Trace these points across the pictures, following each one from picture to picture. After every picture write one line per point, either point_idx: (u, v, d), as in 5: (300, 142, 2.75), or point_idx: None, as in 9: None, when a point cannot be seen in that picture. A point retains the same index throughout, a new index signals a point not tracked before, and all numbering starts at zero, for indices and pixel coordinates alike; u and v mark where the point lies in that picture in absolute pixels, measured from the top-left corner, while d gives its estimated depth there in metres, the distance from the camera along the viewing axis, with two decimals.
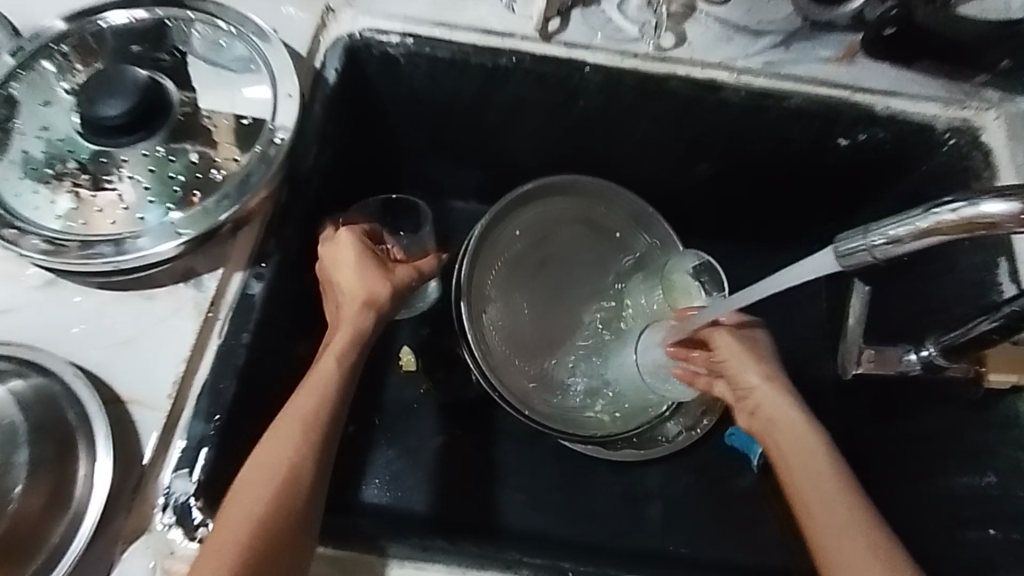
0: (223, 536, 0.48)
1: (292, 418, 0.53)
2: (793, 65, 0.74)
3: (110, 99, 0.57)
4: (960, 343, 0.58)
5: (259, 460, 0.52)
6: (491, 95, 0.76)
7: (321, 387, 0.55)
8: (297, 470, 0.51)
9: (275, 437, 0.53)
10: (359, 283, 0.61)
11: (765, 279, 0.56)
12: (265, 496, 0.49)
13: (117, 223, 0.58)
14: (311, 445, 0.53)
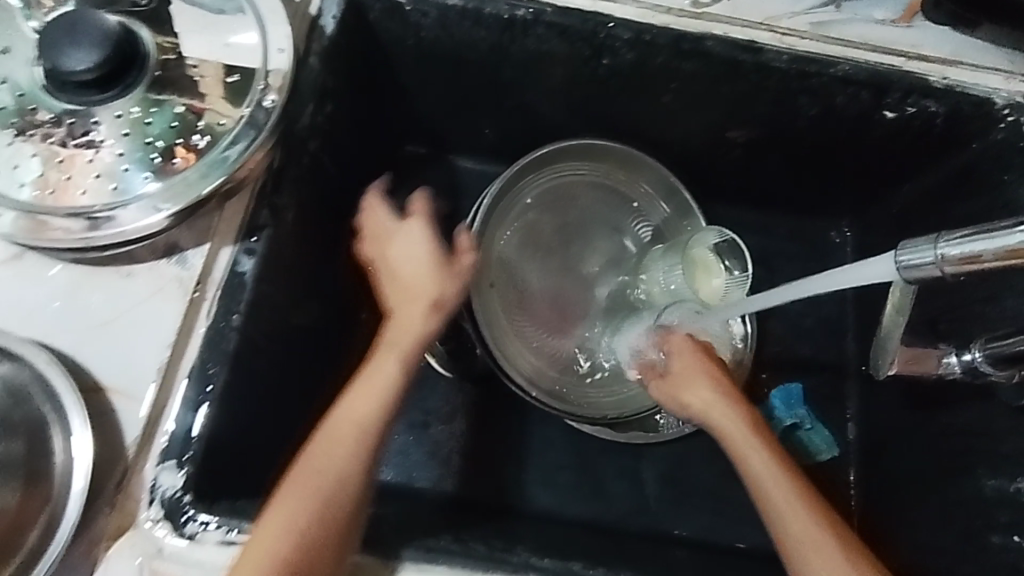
0: (264, 553, 0.46)
1: (350, 423, 0.53)
2: (845, 26, 0.67)
3: (75, 50, 0.50)
4: (1009, 352, 0.52)
5: (309, 468, 0.50)
6: (507, 49, 0.69)
7: (381, 387, 0.55)
8: (344, 481, 0.50)
9: (329, 442, 0.52)
10: (430, 280, 0.59)
11: (839, 272, 0.47)
12: (309, 508, 0.48)
13: (87, 193, 0.52)
14: (364, 453, 0.52)
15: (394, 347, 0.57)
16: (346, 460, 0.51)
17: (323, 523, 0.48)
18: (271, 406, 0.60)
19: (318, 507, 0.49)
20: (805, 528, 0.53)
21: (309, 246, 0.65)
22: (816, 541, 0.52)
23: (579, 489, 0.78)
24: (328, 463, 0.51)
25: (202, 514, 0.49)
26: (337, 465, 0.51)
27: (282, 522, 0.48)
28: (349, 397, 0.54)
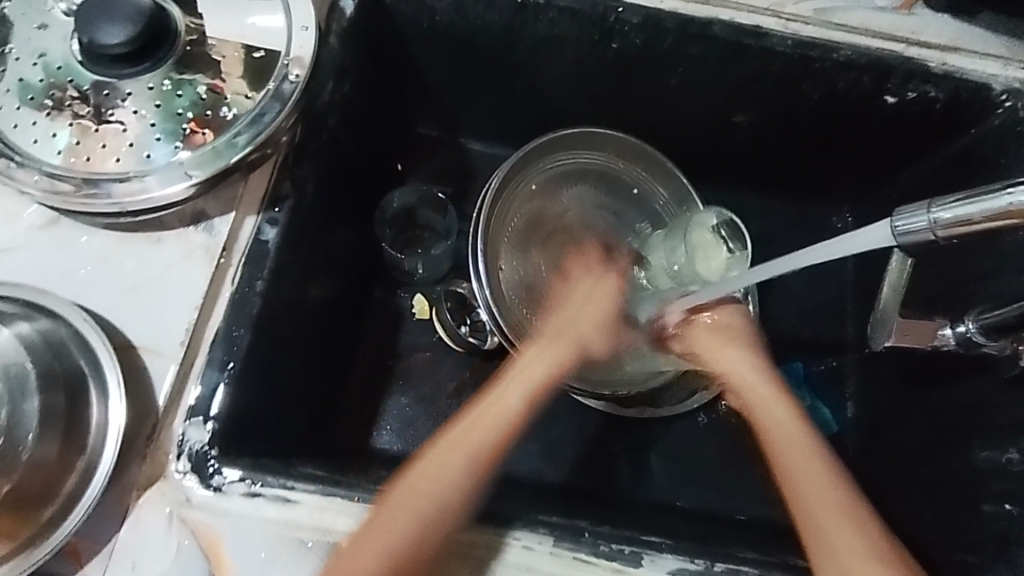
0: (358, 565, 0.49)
1: (463, 447, 0.57)
2: (847, 12, 0.69)
3: (110, 26, 0.53)
4: (999, 322, 0.54)
5: (414, 491, 0.53)
6: (519, 32, 0.71)
7: (497, 418, 0.60)
8: (450, 500, 0.53)
9: (442, 460, 0.56)
10: (590, 324, 0.71)
11: (842, 238, 0.49)
12: (418, 521, 0.51)
13: (121, 160, 0.54)
14: (472, 478, 0.55)
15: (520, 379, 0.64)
16: (453, 488, 0.54)
17: (424, 541, 0.50)
18: (287, 372, 0.63)
19: (427, 520, 0.51)
20: (820, 495, 0.57)
21: (326, 220, 0.68)
22: (829, 508, 0.56)
23: (586, 461, 0.80)
24: (434, 487, 0.54)
25: (227, 468, 0.52)
26: (442, 483, 0.54)
27: (382, 536, 0.50)
28: (470, 427, 0.59)
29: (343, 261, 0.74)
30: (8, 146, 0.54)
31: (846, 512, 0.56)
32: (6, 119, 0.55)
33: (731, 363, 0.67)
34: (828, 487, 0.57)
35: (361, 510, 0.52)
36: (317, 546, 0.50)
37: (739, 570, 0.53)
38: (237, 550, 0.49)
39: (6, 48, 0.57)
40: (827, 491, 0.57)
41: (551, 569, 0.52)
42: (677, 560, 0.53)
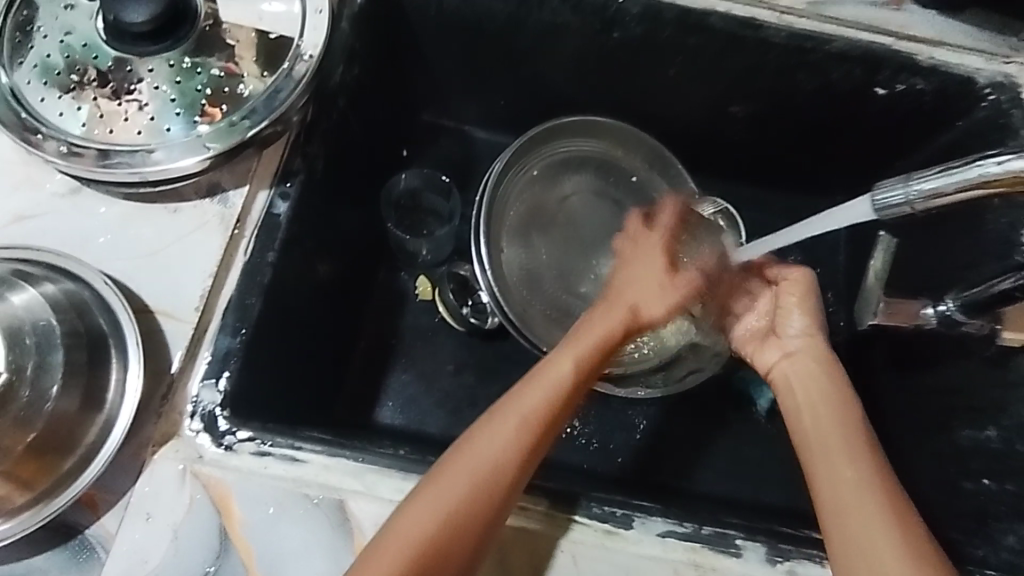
0: (405, 526, 0.49)
1: (517, 412, 0.55)
2: (841, 6, 0.71)
3: (137, 5, 0.56)
4: (980, 298, 0.57)
5: (465, 455, 0.53)
6: (524, 21, 0.74)
7: (552, 389, 0.57)
8: (497, 470, 0.52)
9: (495, 429, 0.54)
10: (643, 295, 0.62)
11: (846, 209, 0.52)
12: (463, 485, 0.51)
13: (142, 132, 0.57)
14: (524, 447, 0.53)
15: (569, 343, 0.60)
16: (501, 456, 0.53)
17: (472, 507, 0.50)
18: (294, 344, 0.65)
19: (474, 483, 0.51)
20: (844, 473, 0.54)
21: (332, 197, 0.70)
22: (852, 486, 0.53)
23: (582, 440, 0.80)
24: (484, 452, 0.53)
25: (238, 429, 0.54)
26: (491, 450, 0.53)
27: (432, 499, 0.50)
28: (523, 391, 0.56)
29: (349, 240, 0.76)
30: (34, 118, 0.57)
31: (871, 488, 0.52)
32: (31, 93, 0.58)
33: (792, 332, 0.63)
34: (846, 464, 0.54)
35: (364, 470, 0.54)
36: (323, 503, 0.52)
37: (726, 534, 0.55)
38: (246, 504, 0.51)
39: (33, 26, 0.60)
40: (849, 470, 0.54)
41: (544, 530, 0.54)
42: (667, 523, 0.55)
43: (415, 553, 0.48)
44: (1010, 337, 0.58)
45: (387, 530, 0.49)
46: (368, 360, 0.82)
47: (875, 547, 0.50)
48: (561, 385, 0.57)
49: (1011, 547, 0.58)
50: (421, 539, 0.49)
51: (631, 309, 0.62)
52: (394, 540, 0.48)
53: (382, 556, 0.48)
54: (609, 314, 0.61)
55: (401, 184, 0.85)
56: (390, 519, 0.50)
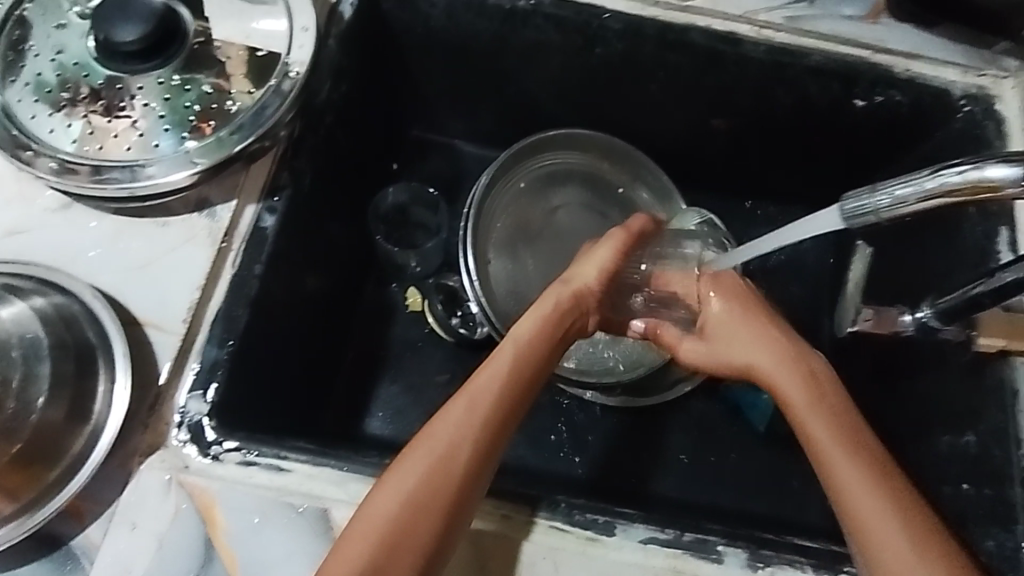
0: (372, 511, 0.49)
1: (474, 397, 0.55)
2: (818, 20, 0.73)
3: (126, 24, 0.58)
4: (954, 305, 0.59)
5: (423, 440, 0.53)
6: (509, 38, 0.75)
7: (507, 373, 0.57)
8: (455, 450, 0.52)
9: (449, 410, 0.54)
10: (594, 272, 0.65)
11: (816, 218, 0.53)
12: (422, 467, 0.51)
13: (132, 148, 0.58)
14: (482, 430, 0.54)
15: (523, 328, 0.60)
16: (459, 436, 0.53)
17: (434, 489, 0.50)
18: (282, 355, 0.66)
19: (434, 465, 0.51)
20: (851, 470, 0.52)
21: (319, 209, 0.71)
22: (860, 483, 0.51)
23: (568, 449, 0.81)
24: (442, 433, 0.53)
25: (225, 439, 0.55)
26: (447, 435, 0.53)
27: (395, 482, 0.50)
28: (477, 377, 0.57)
29: (337, 252, 0.77)
30: (26, 135, 0.58)
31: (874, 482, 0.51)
32: (24, 111, 0.59)
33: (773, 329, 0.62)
34: (851, 460, 0.52)
35: (348, 479, 0.55)
36: (307, 511, 0.53)
37: (707, 541, 0.56)
38: (232, 513, 0.52)
39: (27, 45, 0.61)
40: (856, 467, 0.52)
41: (525, 537, 0.54)
42: (647, 529, 0.56)
43: (379, 538, 0.48)
44: (984, 344, 0.60)
45: (357, 515, 0.50)
46: (356, 371, 0.82)
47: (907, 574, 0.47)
48: (513, 370, 0.57)
49: (990, 551, 0.57)
50: (383, 520, 0.49)
51: (581, 291, 0.64)
52: (362, 523, 0.49)
53: (349, 540, 0.49)
54: (558, 298, 0.63)
55: (389, 199, 0.85)
56: (362, 503, 0.51)
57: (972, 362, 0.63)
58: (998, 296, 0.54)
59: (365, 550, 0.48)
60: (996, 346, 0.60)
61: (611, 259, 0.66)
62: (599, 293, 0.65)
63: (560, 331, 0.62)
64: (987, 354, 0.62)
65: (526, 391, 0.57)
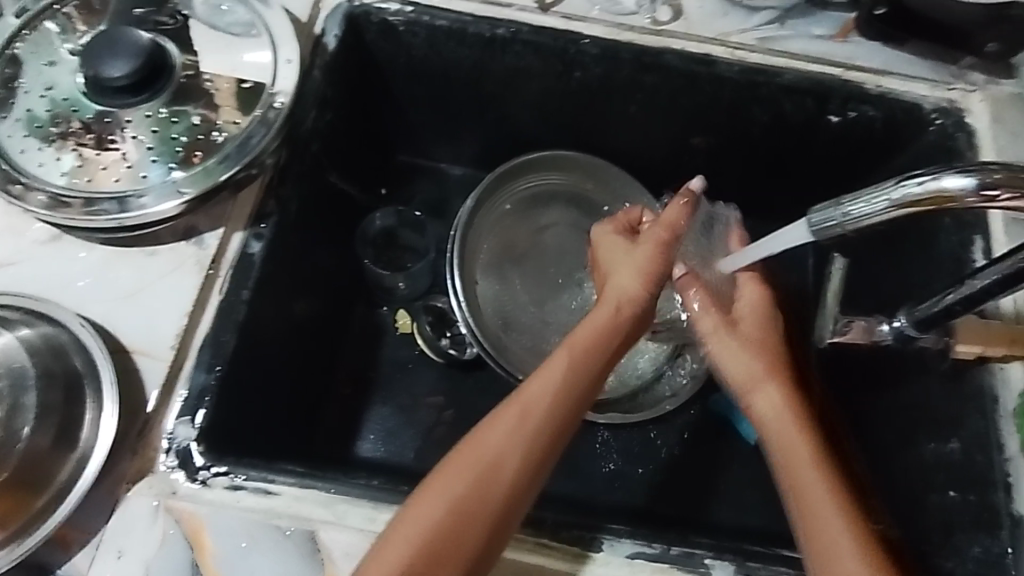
0: (415, 513, 0.50)
1: (521, 411, 0.55)
2: (788, 41, 0.75)
3: (113, 61, 0.59)
4: (929, 314, 0.58)
5: (468, 450, 0.53)
6: (490, 64, 0.77)
7: (558, 386, 0.56)
8: (500, 463, 0.53)
9: (496, 419, 0.55)
10: (637, 278, 0.62)
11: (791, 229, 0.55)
12: (464, 480, 0.52)
13: (121, 180, 0.60)
14: (529, 445, 0.54)
15: (568, 343, 0.59)
16: (506, 449, 0.53)
17: (479, 502, 0.51)
18: (270, 377, 0.66)
19: (477, 479, 0.52)
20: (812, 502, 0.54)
21: (306, 235, 0.72)
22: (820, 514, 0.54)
23: (559, 468, 0.81)
24: (489, 443, 0.53)
25: (213, 463, 0.55)
26: (494, 449, 0.53)
27: (438, 490, 0.51)
28: (529, 385, 0.57)
29: (325, 277, 0.78)
30: (17, 169, 0.60)
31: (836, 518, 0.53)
32: (14, 146, 0.61)
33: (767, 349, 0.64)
34: (821, 495, 0.54)
35: (335, 500, 0.55)
36: (295, 534, 0.53)
37: (694, 553, 0.56)
38: (220, 536, 0.53)
39: (18, 83, 0.63)
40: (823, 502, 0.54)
41: (513, 553, 0.55)
42: (635, 544, 0.56)
43: (418, 550, 0.49)
44: (961, 351, 0.61)
45: (400, 517, 0.51)
46: (346, 394, 0.83)
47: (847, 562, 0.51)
48: (567, 381, 0.57)
49: (977, 558, 0.58)
50: (428, 525, 0.50)
51: (626, 303, 0.61)
52: (404, 523, 0.50)
53: (393, 541, 0.49)
54: (608, 310, 0.61)
55: (376, 223, 0.87)
56: (404, 506, 0.52)
57: (952, 370, 0.64)
58: (969, 304, 0.55)
59: (407, 554, 0.49)
60: (974, 352, 0.60)
61: (654, 266, 0.63)
62: (645, 301, 0.62)
63: (612, 343, 0.60)
64: (966, 361, 0.63)
65: (574, 409, 0.57)
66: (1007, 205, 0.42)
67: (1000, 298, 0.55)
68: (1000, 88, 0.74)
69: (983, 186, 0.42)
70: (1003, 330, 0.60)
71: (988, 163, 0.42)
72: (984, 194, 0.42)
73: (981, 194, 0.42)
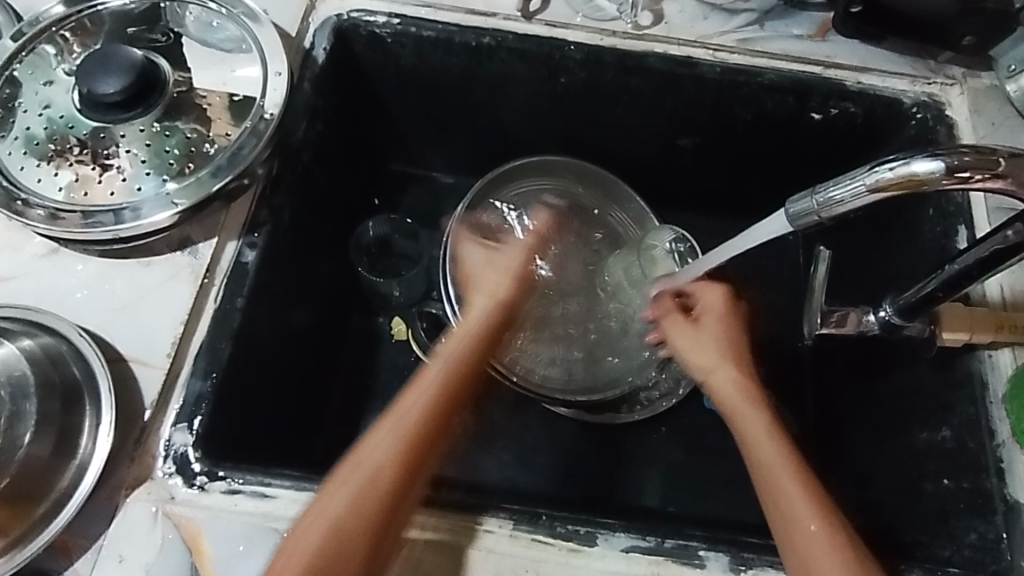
0: (299, 535, 0.51)
1: (393, 422, 0.55)
2: (767, 41, 0.77)
3: (106, 78, 0.61)
4: (913, 302, 0.59)
5: (347, 470, 0.53)
6: (476, 73, 0.79)
7: (428, 394, 0.58)
8: (380, 474, 0.52)
9: (374, 436, 0.55)
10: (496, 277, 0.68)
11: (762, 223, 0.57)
12: (348, 495, 0.51)
13: (116, 193, 0.61)
14: (405, 450, 0.54)
15: (447, 349, 0.61)
16: (385, 461, 0.53)
17: (363, 512, 0.51)
18: (268, 383, 0.67)
19: (359, 491, 0.52)
20: (790, 494, 0.54)
21: (300, 244, 0.73)
22: (794, 502, 0.53)
23: (557, 468, 0.82)
24: (366, 458, 0.53)
25: (210, 469, 0.56)
26: (375, 461, 0.53)
27: (321, 510, 0.51)
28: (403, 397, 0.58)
29: (321, 285, 0.79)
30: (15, 186, 0.61)
31: (812, 506, 0.53)
32: (13, 163, 0.62)
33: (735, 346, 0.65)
34: (794, 484, 0.54)
35: None
36: None
37: (688, 545, 0.57)
38: (218, 540, 0.53)
39: (15, 102, 0.65)
40: (798, 490, 0.54)
41: (508, 549, 0.56)
42: (630, 538, 0.57)
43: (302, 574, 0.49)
44: (948, 339, 0.61)
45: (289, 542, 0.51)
46: (345, 402, 0.83)
47: (820, 548, 0.51)
48: (439, 389, 0.58)
49: (973, 544, 0.59)
50: (311, 545, 0.50)
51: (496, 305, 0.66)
52: (289, 548, 0.50)
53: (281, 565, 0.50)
54: (478, 315, 0.65)
55: (370, 232, 0.88)
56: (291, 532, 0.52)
57: (941, 358, 0.65)
58: (950, 288, 0.56)
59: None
60: (961, 340, 0.61)
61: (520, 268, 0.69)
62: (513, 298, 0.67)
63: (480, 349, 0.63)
64: (953, 348, 0.64)
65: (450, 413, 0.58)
66: (977, 186, 0.43)
67: (978, 282, 0.56)
68: (977, 81, 0.75)
69: (953, 169, 0.43)
70: (988, 315, 0.61)
71: (958, 146, 0.43)
72: (956, 175, 0.43)
73: (952, 176, 0.43)
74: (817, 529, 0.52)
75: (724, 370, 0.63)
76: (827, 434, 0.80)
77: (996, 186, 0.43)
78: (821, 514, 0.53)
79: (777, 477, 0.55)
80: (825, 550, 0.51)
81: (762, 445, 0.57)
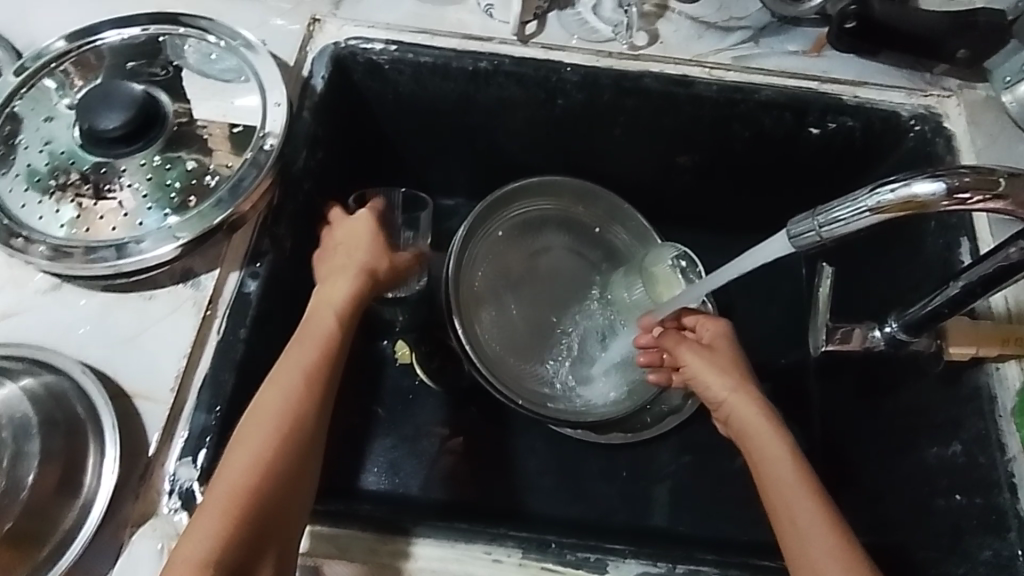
0: (221, 486, 0.52)
1: (291, 371, 0.58)
2: (762, 58, 0.77)
3: (108, 113, 0.62)
4: (920, 318, 0.59)
5: (257, 418, 0.55)
6: (474, 97, 0.79)
7: (321, 343, 0.60)
8: (301, 418, 0.56)
9: (276, 387, 0.57)
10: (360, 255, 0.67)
11: (765, 243, 0.56)
12: (266, 440, 0.54)
13: (119, 228, 0.62)
14: (311, 399, 0.57)
15: (334, 305, 0.63)
16: (292, 406, 0.56)
17: (280, 456, 0.54)
18: None
19: (278, 439, 0.54)
20: (799, 508, 0.55)
21: (302, 271, 0.73)
22: (803, 516, 0.54)
23: (563, 490, 0.82)
24: (273, 408, 0.55)
25: None
26: (281, 404, 0.56)
27: (240, 456, 0.53)
28: (292, 348, 0.59)
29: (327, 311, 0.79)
30: (17, 223, 0.61)
31: (819, 519, 0.54)
32: (15, 200, 0.62)
33: (728, 369, 0.67)
34: (804, 498, 0.56)
35: (339, 536, 0.56)
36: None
37: (700, 570, 0.56)
38: None
39: (17, 139, 0.65)
40: (806, 505, 0.55)
41: None
42: (641, 564, 0.56)
43: (232, 527, 0.50)
44: (954, 353, 0.60)
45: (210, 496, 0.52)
46: (353, 424, 0.83)
47: (826, 559, 0.52)
48: (332, 339, 0.61)
49: (988, 561, 0.58)
50: (241, 489, 0.51)
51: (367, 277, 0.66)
52: (212, 500, 0.51)
53: (206, 517, 0.50)
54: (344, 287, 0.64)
55: None
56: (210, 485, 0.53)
57: (949, 371, 0.64)
58: (956, 304, 0.56)
59: (220, 530, 0.50)
60: (967, 355, 0.60)
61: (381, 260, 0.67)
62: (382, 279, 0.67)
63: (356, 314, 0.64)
64: (961, 361, 0.63)
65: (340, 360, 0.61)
66: (977, 206, 0.44)
67: (984, 297, 0.55)
68: (973, 93, 0.76)
69: (953, 189, 0.43)
70: (992, 329, 0.60)
71: (957, 167, 0.44)
72: (956, 197, 0.43)
73: (952, 198, 0.44)
74: (826, 543, 0.53)
75: (740, 394, 0.64)
76: (835, 449, 0.80)
77: (996, 207, 0.44)
78: (830, 527, 0.53)
79: (788, 491, 0.56)
80: (832, 562, 0.52)
81: (774, 463, 0.58)
